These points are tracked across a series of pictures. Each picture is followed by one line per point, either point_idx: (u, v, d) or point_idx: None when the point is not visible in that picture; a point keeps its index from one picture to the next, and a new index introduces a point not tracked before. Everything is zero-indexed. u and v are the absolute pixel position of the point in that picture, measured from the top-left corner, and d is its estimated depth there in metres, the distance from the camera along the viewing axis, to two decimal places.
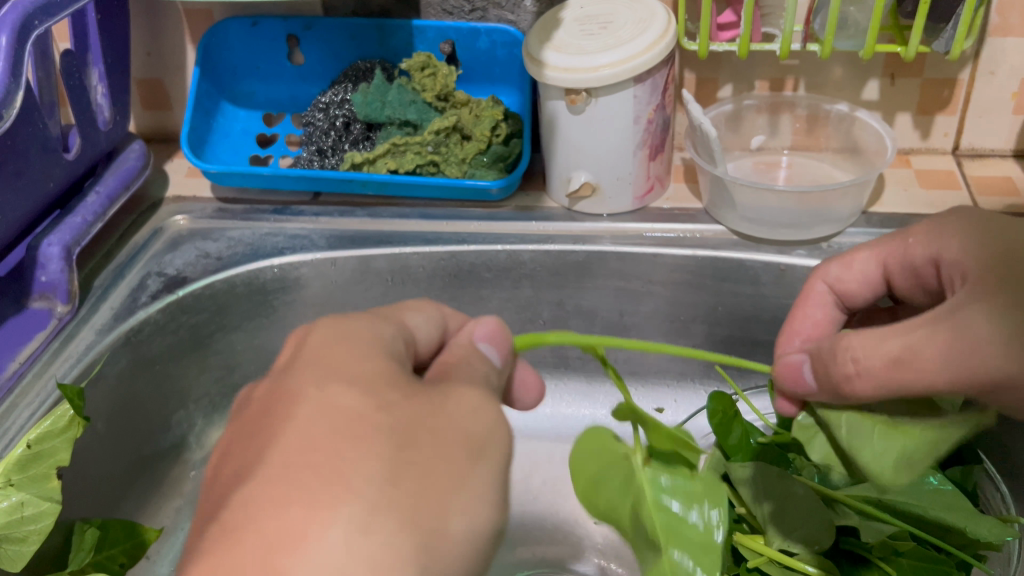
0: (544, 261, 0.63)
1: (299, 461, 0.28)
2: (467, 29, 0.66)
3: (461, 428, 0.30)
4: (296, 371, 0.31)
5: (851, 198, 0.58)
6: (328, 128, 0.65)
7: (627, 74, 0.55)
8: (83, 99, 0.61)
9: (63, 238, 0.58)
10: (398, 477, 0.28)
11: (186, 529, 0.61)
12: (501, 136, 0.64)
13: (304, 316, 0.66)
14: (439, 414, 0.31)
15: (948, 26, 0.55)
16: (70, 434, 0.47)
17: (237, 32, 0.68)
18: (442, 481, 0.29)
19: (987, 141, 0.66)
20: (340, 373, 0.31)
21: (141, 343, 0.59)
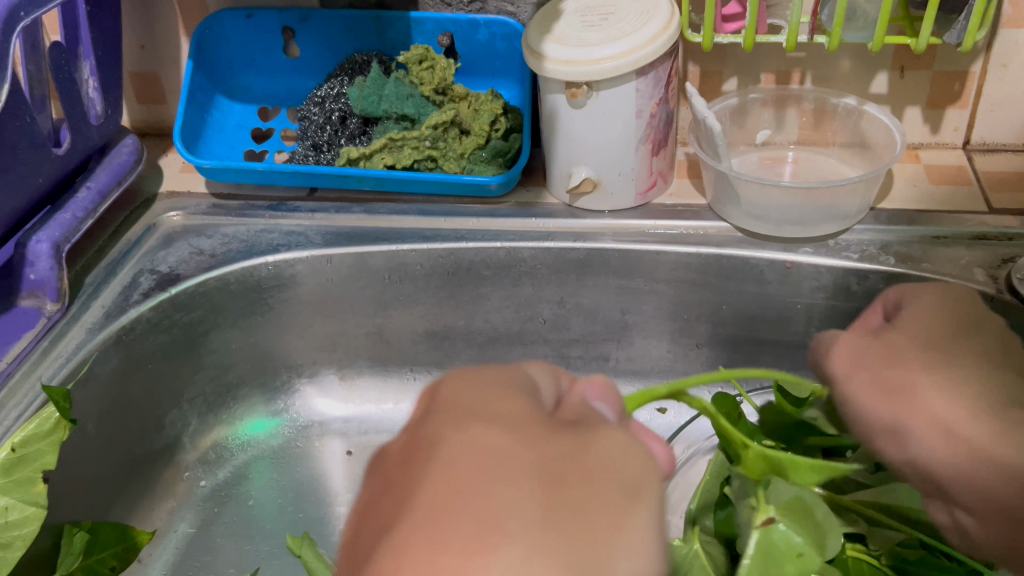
0: (544, 259, 0.61)
1: (553, 493, 0.23)
2: (466, 21, 0.64)
3: (599, 466, 0.25)
4: (432, 423, 0.27)
5: (860, 194, 0.56)
6: (324, 122, 0.64)
7: (629, 67, 0.54)
8: (74, 92, 0.59)
9: (52, 234, 0.57)
10: (565, 513, 0.23)
11: (179, 532, 0.60)
12: (501, 131, 0.62)
13: (300, 315, 0.64)
14: (599, 451, 0.25)
15: (960, 17, 0.54)
16: (55, 436, 0.46)
17: (232, 24, 0.67)
18: (581, 528, 0.23)
19: (999, 135, 0.64)
20: (483, 418, 0.26)
21: (133, 342, 0.58)
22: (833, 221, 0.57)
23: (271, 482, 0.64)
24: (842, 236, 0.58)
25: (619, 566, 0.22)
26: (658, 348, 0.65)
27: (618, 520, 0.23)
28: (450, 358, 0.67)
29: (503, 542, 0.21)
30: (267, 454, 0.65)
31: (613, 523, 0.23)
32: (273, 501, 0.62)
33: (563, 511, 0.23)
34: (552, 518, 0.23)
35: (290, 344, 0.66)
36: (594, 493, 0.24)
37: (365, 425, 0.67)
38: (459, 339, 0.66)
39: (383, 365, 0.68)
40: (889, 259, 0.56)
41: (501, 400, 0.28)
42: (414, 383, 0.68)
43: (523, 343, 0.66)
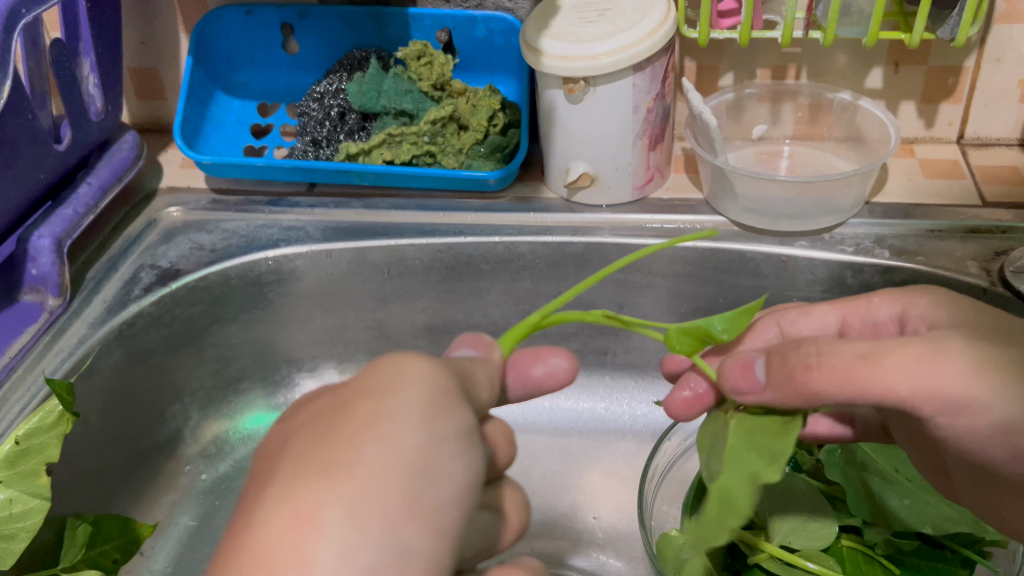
0: (543, 253, 0.62)
1: (323, 430, 0.28)
2: (463, 17, 0.65)
3: (351, 386, 0.29)
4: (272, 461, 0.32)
5: (854, 188, 0.57)
6: (323, 118, 0.64)
7: (625, 62, 0.55)
8: (74, 89, 0.60)
9: (54, 230, 0.57)
10: (331, 447, 0.27)
11: (181, 524, 0.61)
12: (499, 126, 0.63)
13: (300, 309, 0.65)
14: (385, 373, 0.29)
15: (954, 12, 0.54)
16: (58, 430, 0.46)
17: (232, 20, 0.67)
18: (342, 441, 0.27)
19: (993, 130, 0.65)
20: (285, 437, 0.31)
21: (134, 336, 0.58)
22: (828, 215, 0.58)
23: None
24: (838, 230, 0.59)
25: (370, 452, 0.27)
26: (655, 341, 0.65)
27: (371, 417, 0.28)
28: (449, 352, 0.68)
29: (286, 478, 0.27)
30: None
31: (364, 424, 0.28)
32: None
33: (333, 435, 0.28)
34: (315, 455, 0.27)
35: (290, 338, 0.66)
36: (350, 410, 0.28)
37: None
38: (458, 333, 0.67)
39: None
40: (884, 252, 0.57)
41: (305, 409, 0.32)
42: None
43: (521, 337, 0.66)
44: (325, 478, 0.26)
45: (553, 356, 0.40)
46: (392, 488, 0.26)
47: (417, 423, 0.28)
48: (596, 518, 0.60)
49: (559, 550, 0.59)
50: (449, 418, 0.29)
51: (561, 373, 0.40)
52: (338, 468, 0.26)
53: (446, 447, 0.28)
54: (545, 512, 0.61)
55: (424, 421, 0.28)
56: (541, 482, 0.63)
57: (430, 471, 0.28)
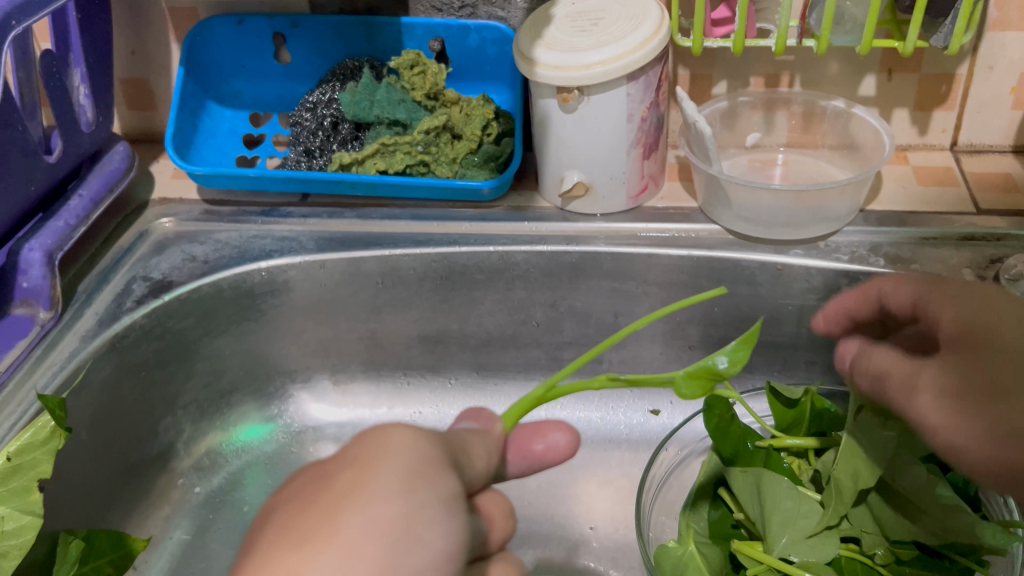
0: (537, 262, 0.62)
1: (308, 500, 0.28)
2: (456, 26, 0.64)
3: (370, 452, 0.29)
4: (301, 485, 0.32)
5: (849, 196, 0.57)
6: (316, 128, 0.64)
7: (619, 72, 0.54)
8: (64, 100, 0.59)
9: (44, 243, 0.57)
10: (317, 514, 0.27)
11: (175, 538, 0.60)
12: (492, 136, 0.63)
13: (294, 320, 0.64)
14: (365, 446, 0.30)
15: (947, 20, 0.54)
16: (51, 444, 0.46)
17: (223, 30, 0.67)
18: (320, 514, 0.27)
19: (986, 137, 0.65)
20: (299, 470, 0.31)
21: (126, 349, 0.58)
22: (823, 223, 0.58)
23: (266, 487, 0.64)
24: (832, 238, 0.59)
25: (348, 522, 0.27)
26: (651, 350, 0.65)
27: (350, 489, 0.28)
28: (443, 362, 0.67)
29: (261, 551, 0.27)
30: (261, 459, 0.65)
31: (345, 494, 0.28)
32: None
33: (315, 504, 0.28)
34: (303, 520, 0.27)
35: (284, 349, 0.66)
36: (332, 484, 0.28)
37: (359, 430, 0.67)
38: (453, 343, 0.66)
39: (376, 369, 0.68)
40: (879, 260, 0.57)
41: None
42: (408, 387, 0.68)
43: (516, 346, 0.66)
44: (301, 550, 0.26)
45: (556, 431, 0.38)
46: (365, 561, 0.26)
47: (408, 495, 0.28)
48: (593, 528, 0.60)
49: (557, 562, 0.58)
50: (431, 486, 0.29)
51: (561, 447, 0.38)
52: (319, 539, 0.26)
53: (426, 515, 0.28)
54: (542, 522, 0.61)
55: (406, 496, 0.28)
56: (537, 492, 0.63)
57: (407, 538, 0.27)
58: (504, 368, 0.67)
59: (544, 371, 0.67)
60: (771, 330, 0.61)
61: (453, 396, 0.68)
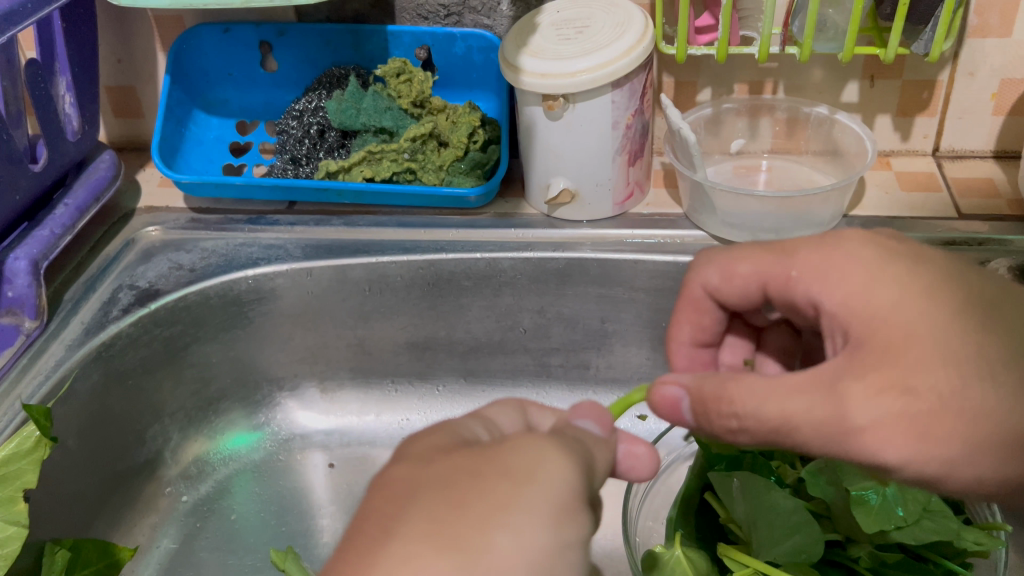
0: (524, 269, 0.62)
1: (456, 483, 0.26)
2: (442, 35, 0.65)
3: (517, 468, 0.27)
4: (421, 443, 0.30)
5: (832, 202, 0.57)
6: (302, 136, 0.64)
7: (606, 78, 0.55)
8: (50, 108, 0.59)
9: (30, 252, 0.57)
10: (470, 507, 0.25)
11: (162, 547, 0.60)
12: (478, 143, 0.63)
13: (281, 328, 0.64)
14: (520, 458, 0.27)
15: (927, 28, 0.55)
16: (36, 455, 0.46)
17: (209, 38, 0.67)
18: (478, 511, 0.25)
19: (968, 142, 0.65)
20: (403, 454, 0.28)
21: (113, 357, 0.57)
22: (807, 229, 0.58)
23: (255, 494, 0.64)
24: None
25: (500, 541, 0.25)
26: (638, 356, 0.65)
27: (504, 501, 0.26)
28: (431, 369, 0.67)
29: (413, 530, 0.24)
30: (248, 467, 0.65)
31: (498, 507, 0.25)
32: (256, 514, 0.62)
33: (462, 491, 0.26)
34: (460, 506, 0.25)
35: (271, 357, 0.66)
36: (482, 486, 0.26)
37: (347, 438, 0.67)
38: (441, 349, 0.66)
39: (364, 376, 0.68)
40: None
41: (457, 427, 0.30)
42: (396, 395, 0.68)
43: (504, 353, 0.66)
44: (452, 558, 0.24)
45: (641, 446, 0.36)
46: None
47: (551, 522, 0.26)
48: None
49: None
50: (575, 525, 0.27)
51: (645, 460, 0.35)
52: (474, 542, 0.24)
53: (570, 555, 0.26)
54: None
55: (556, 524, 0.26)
56: None
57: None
58: (493, 375, 0.67)
59: (532, 377, 0.67)
60: None
61: (441, 403, 0.68)
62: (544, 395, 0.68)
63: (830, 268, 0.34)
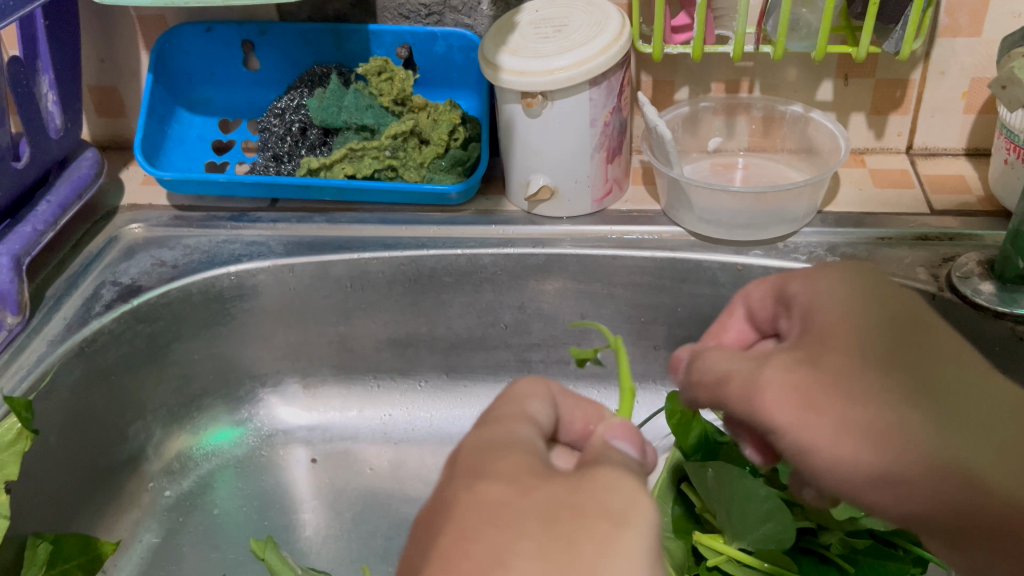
0: (504, 265, 0.63)
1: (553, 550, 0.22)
2: (423, 34, 0.65)
3: (600, 503, 0.23)
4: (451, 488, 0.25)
5: (807, 198, 0.58)
6: (284, 134, 0.65)
7: (582, 76, 0.56)
8: (32, 106, 0.60)
9: (12, 248, 0.57)
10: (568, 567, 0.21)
11: (144, 542, 0.60)
12: (459, 140, 0.64)
13: (263, 324, 0.65)
14: (619, 495, 0.24)
15: (897, 27, 0.56)
16: (18, 447, 0.46)
17: (191, 37, 0.67)
18: (585, 557, 0.22)
19: (940, 140, 0.67)
20: (481, 475, 0.25)
21: (95, 353, 0.58)
22: (782, 224, 0.59)
23: (237, 489, 0.64)
24: (791, 239, 0.60)
25: None
26: (617, 351, 0.66)
27: (607, 545, 0.22)
28: (413, 365, 0.68)
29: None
30: (231, 463, 0.66)
31: (601, 550, 0.22)
32: (239, 509, 0.63)
33: (562, 551, 0.22)
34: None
35: (253, 354, 0.66)
36: (583, 530, 0.22)
37: (330, 433, 0.67)
38: (422, 346, 0.67)
39: (346, 372, 0.68)
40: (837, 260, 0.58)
41: (500, 454, 0.25)
42: (378, 391, 0.69)
43: (485, 349, 0.67)
44: None
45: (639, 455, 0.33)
46: None
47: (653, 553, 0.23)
48: None
49: None
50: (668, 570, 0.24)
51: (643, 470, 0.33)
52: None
53: None
54: None
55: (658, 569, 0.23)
56: None
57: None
58: (474, 371, 0.68)
59: (512, 373, 0.68)
60: None
61: (423, 399, 0.69)
62: None
63: (812, 286, 0.33)
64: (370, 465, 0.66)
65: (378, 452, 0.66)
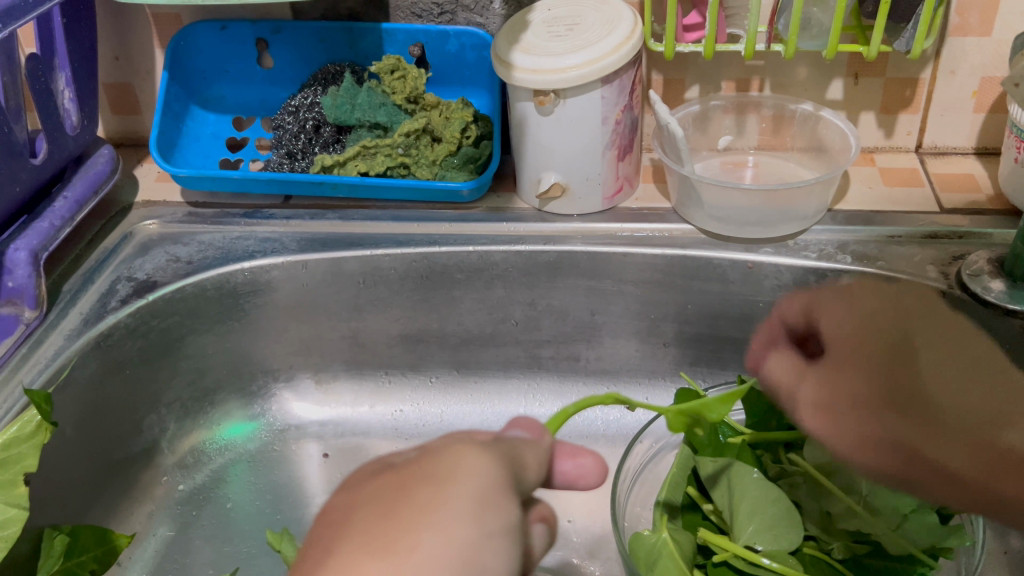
0: (515, 262, 0.63)
1: (385, 517, 0.26)
2: (436, 32, 0.66)
3: (440, 474, 0.28)
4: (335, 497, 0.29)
5: (817, 196, 0.59)
6: (298, 131, 0.65)
7: (595, 75, 0.56)
8: (50, 103, 0.60)
9: (30, 243, 0.58)
10: (395, 531, 0.26)
11: (158, 535, 0.61)
12: (471, 138, 0.64)
13: (275, 320, 0.65)
14: (445, 463, 0.28)
15: (908, 26, 0.56)
16: (37, 439, 0.47)
17: (206, 35, 0.68)
18: (416, 524, 0.26)
19: (950, 139, 0.67)
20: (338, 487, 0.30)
21: (111, 347, 0.58)
22: (792, 222, 0.60)
23: (250, 483, 0.64)
24: (801, 237, 0.61)
25: (427, 539, 0.26)
26: (627, 348, 0.66)
27: (428, 505, 0.27)
28: (424, 361, 0.68)
29: (343, 552, 0.26)
30: (244, 457, 0.66)
31: (421, 511, 0.26)
32: (252, 503, 0.63)
33: (392, 523, 0.26)
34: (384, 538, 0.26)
35: (266, 349, 0.67)
36: (410, 494, 0.27)
37: (341, 429, 0.68)
38: (433, 342, 0.67)
39: (358, 368, 0.69)
40: (847, 258, 0.59)
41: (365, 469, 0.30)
42: (389, 387, 0.69)
43: (495, 345, 0.67)
44: (383, 559, 0.25)
45: (586, 454, 0.35)
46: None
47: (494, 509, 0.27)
48: (573, 522, 0.61)
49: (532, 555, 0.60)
50: (500, 509, 0.28)
51: (592, 471, 0.35)
52: (397, 544, 0.25)
53: (500, 542, 0.27)
54: None
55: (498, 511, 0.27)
56: None
57: (477, 564, 0.26)
58: (484, 367, 0.68)
59: (522, 369, 0.68)
60: (743, 326, 0.63)
61: (434, 395, 0.69)
62: (534, 387, 0.69)
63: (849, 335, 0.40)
64: None
65: (389, 447, 0.67)
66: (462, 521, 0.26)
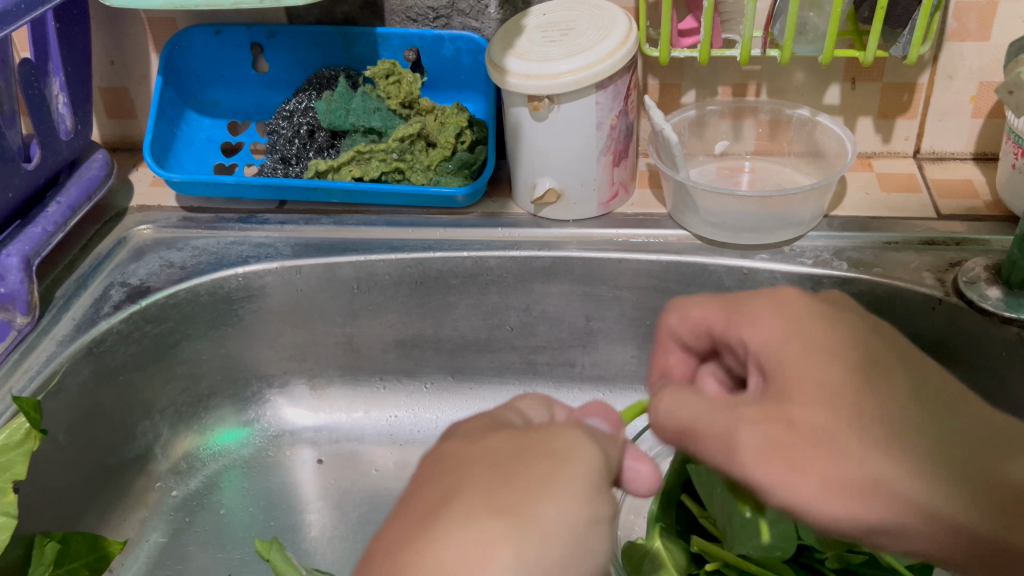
0: (510, 267, 0.63)
1: (506, 486, 0.26)
2: (431, 37, 0.66)
3: (549, 448, 0.28)
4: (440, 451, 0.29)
5: (813, 202, 0.59)
6: (292, 136, 0.65)
7: (588, 80, 0.56)
8: (43, 108, 0.60)
9: (22, 249, 0.57)
10: (509, 492, 0.26)
11: (151, 541, 0.60)
12: (466, 143, 0.64)
13: (270, 326, 0.65)
14: (560, 444, 0.28)
15: (905, 31, 0.56)
16: (26, 447, 0.47)
17: (201, 40, 0.67)
18: (526, 490, 0.26)
19: (948, 144, 0.66)
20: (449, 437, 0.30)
21: (103, 353, 0.58)
22: (788, 228, 0.59)
23: (243, 489, 0.64)
24: (797, 243, 0.60)
25: (550, 511, 0.26)
26: (623, 354, 0.66)
27: (544, 481, 0.26)
28: (419, 367, 0.68)
29: (462, 505, 0.25)
30: (238, 463, 0.66)
31: (541, 482, 0.26)
32: (245, 509, 0.63)
33: (508, 488, 0.26)
34: (495, 494, 0.26)
35: (260, 355, 0.66)
36: (527, 467, 0.27)
37: (335, 435, 0.68)
38: (428, 347, 0.67)
39: (353, 373, 0.68)
40: (843, 265, 0.58)
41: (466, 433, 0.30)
42: (384, 393, 0.69)
43: (491, 350, 0.67)
44: (504, 521, 0.25)
45: (645, 460, 0.33)
46: (563, 553, 0.25)
47: (591, 486, 0.27)
48: None
49: None
50: (603, 502, 0.27)
51: (646, 479, 0.33)
52: (516, 510, 0.25)
53: (603, 528, 0.27)
54: None
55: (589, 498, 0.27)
56: None
57: (584, 549, 0.26)
58: (479, 372, 0.68)
59: (518, 376, 0.68)
60: None
61: (428, 400, 0.69)
62: (530, 393, 0.68)
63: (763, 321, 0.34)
64: (375, 466, 0.66)
65: (384, 453, 0.67)
66: (568, 496, 0.26)
